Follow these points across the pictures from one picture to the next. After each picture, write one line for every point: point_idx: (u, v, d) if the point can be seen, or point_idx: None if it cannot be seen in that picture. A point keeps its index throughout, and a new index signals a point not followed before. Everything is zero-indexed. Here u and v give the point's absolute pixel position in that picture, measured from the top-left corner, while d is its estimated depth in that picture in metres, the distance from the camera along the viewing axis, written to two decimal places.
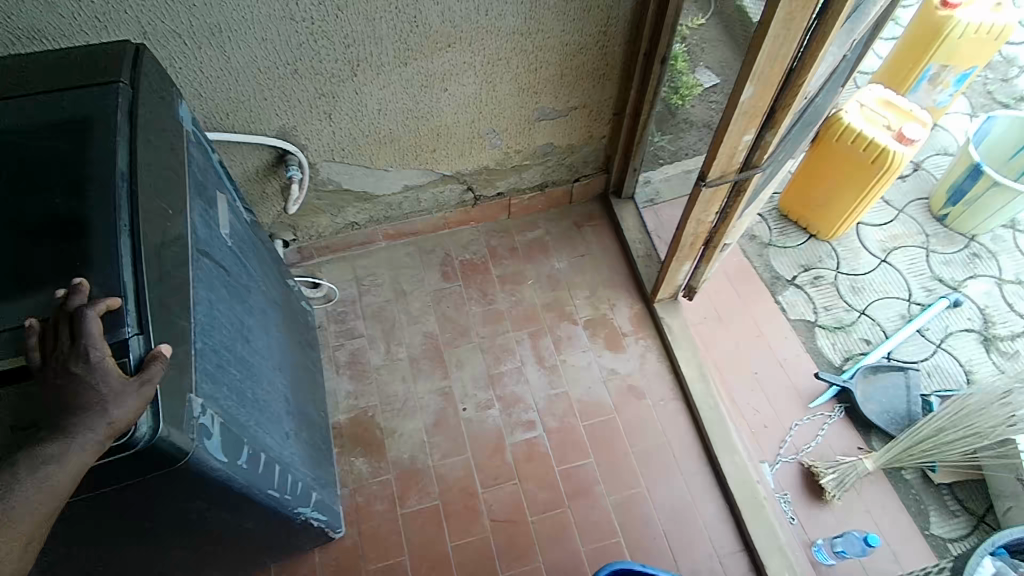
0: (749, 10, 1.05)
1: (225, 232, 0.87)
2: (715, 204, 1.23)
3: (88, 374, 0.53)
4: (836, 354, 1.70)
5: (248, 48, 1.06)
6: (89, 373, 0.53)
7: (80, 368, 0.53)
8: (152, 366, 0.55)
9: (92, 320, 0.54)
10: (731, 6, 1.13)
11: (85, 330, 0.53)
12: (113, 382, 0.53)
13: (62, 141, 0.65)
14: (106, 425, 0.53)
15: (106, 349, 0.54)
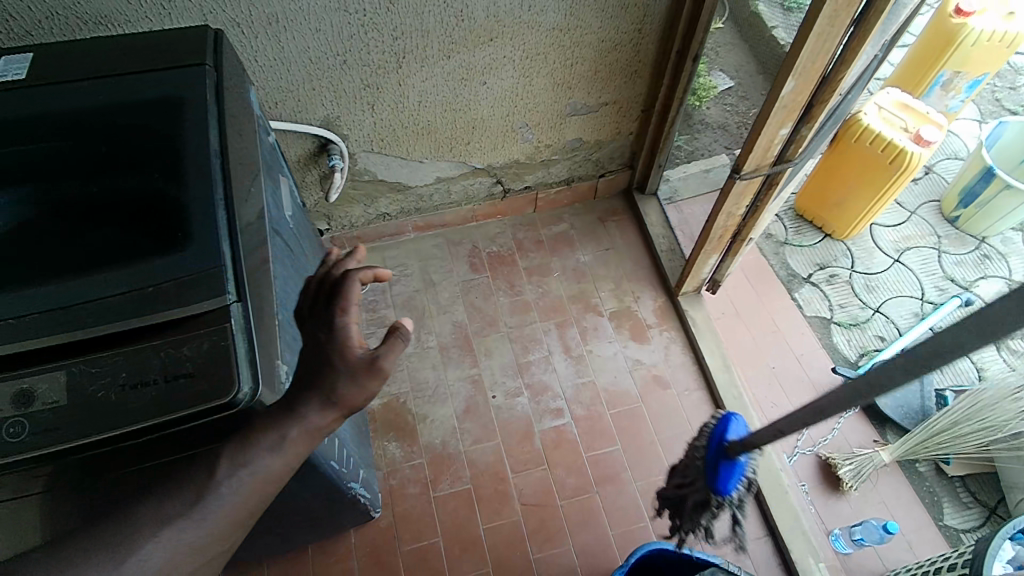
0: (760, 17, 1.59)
1: (287, 214, 0.90)
2: (746, 198, 1.27)
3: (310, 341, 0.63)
4: (852, 350, 1.73)
5: (301, 38, 1.10)
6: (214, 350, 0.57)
7: (326, 334, 0.62)
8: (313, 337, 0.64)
9: (352, 289, 0.63)
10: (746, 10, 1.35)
11: (347, 295, 0.63)
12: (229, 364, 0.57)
13: (156, 120, 0.68)
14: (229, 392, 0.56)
15: (352, 316, 0.63)
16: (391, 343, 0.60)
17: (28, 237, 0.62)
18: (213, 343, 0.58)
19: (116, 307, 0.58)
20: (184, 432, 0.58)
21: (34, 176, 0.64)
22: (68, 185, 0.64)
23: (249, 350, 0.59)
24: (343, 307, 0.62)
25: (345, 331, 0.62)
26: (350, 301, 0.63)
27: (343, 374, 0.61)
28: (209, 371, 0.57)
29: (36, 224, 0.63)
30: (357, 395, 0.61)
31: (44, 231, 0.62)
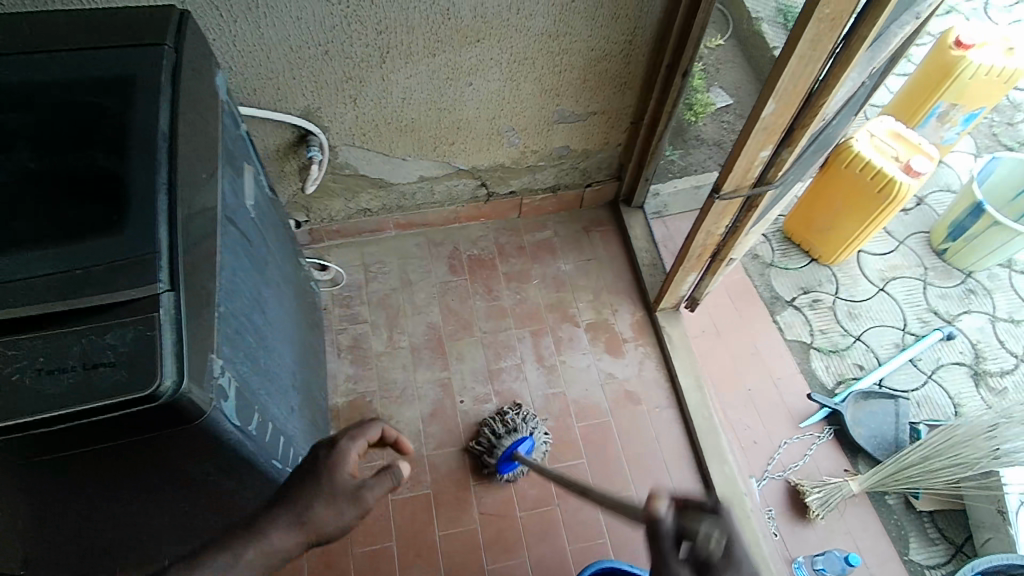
0: (766, 34, 1.16)
1: (249, 204, 0.88)
2: (725, 218, 1.25)
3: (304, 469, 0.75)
4: (829, 377, 1.72)
5: (282, 25, 1.08)
6: (131, 346, 0.56)
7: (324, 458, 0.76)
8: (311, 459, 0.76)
9: (371, 428, 0.79)
10: (750, 27, 1.23)
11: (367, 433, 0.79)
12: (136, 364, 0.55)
13: (104, 96, 0.66)
14: (147, 395, 0.55)
15: (358, 447, 0.77)
16: (382, 478, 0.75)
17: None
18: (139, 333, 0.56)
19: (41, 290, 0.56)
20: (101, 424, 0.55)
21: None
22: (7, 160, 0.62)
23: (177, 343, 0.57)
24: (358, 438, 0.78)
25: (346, 455, 0.76)
26: (365, 435, 0.78)
27: (324, 494, 0.73)
28: (132, 361, 0.55)
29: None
30: (330, 516, 0.72)
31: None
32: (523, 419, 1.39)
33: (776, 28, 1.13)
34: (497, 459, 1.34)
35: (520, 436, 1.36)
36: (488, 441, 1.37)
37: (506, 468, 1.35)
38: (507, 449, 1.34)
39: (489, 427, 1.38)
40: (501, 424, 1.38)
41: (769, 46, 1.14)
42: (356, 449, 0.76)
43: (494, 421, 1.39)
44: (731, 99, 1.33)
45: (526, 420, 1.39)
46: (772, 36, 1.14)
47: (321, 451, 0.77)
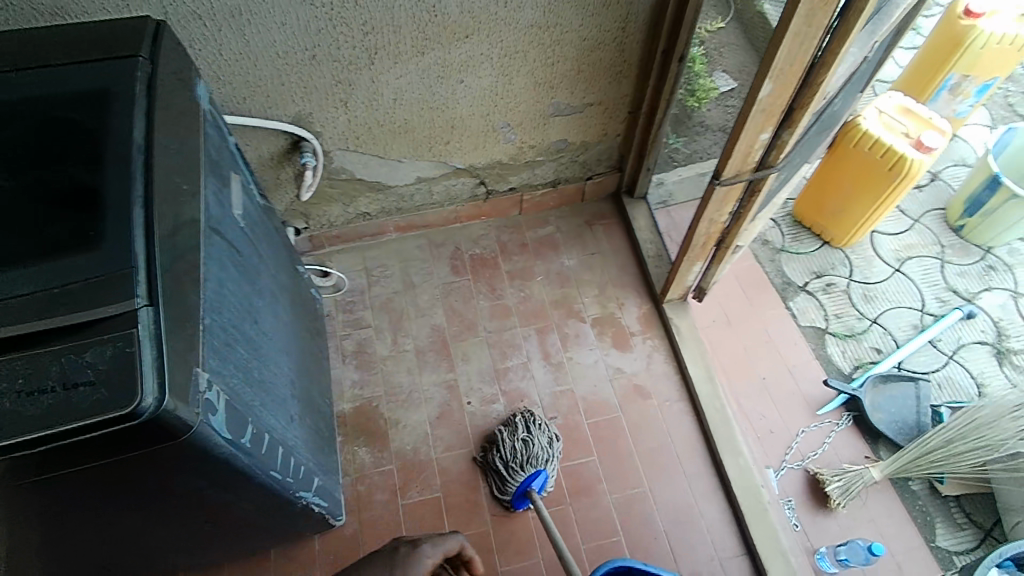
0: (768, 16, 1.11)
1: (237, 213, 0.87)
2: (728, 205, 1.22)
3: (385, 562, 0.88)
4: (846, 362, 1.67)
5: (267, 32, 1.07)
6: (109, 363, 0.55)
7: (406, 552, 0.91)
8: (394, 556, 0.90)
9: (454, 541, 0.97)
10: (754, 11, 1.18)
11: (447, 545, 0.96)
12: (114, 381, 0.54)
13: (80, 112, 0.66)
14: (127, 413, 0.54)
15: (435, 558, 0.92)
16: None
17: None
18: (118, 350, 0.55)
19: (19, 310, 0.56)
20: (82, 444, 0.55)
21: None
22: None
23: (157, 358, 0.56)
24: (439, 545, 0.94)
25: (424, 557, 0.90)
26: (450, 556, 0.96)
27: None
28: (111, 379, 0.54)
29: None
30: None
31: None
32: (533, 448, 1.32)
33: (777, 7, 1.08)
34: (511, 495, 1.30)
35: (532, 473, 1.29)
36: (499, 475, 1.32)
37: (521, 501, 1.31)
38: (521, 488, 1.28)
39: (499, 460, 1.32)
40: (511, 456, 1.32)
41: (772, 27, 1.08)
42: (435, 555, 0.92)
43: (503, 454, 1.32)
44: (735, 82, 1.29)
45: (536, 449, 1.32)
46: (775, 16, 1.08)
47: (402, 548, 0.91)
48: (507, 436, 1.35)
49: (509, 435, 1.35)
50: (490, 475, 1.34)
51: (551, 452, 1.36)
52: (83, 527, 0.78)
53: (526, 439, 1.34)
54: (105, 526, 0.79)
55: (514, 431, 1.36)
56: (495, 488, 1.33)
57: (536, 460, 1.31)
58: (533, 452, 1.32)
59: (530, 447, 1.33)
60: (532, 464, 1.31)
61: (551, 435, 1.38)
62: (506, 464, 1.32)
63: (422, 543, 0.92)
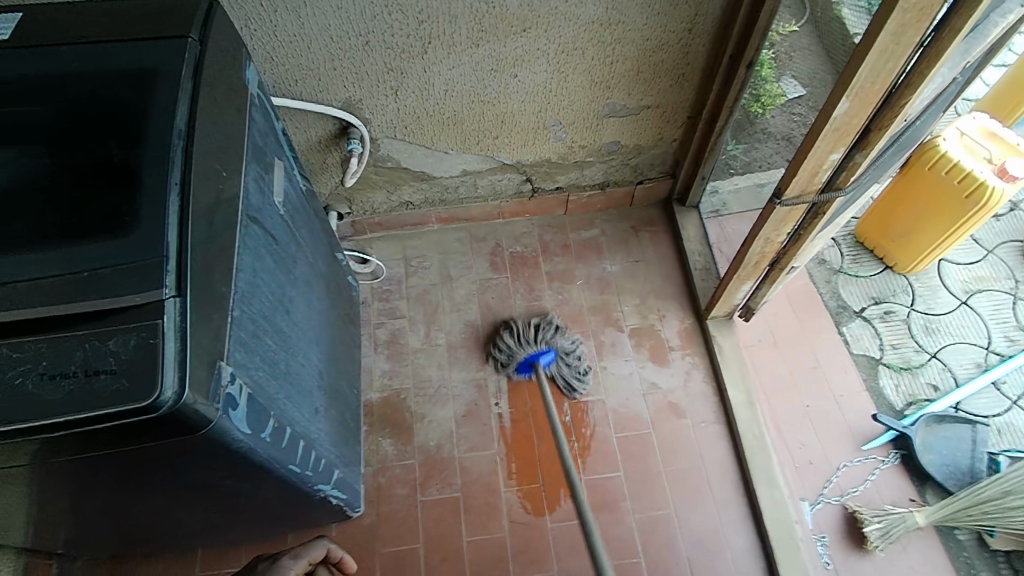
0: (848, 20, 1.00)
1: (277, 200, 0.86)
2: (786, 225, 1.15)
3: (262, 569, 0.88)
4: (899, 398, 1.56)
5: (322, 16, 1.05)
6: (133, 354, 0.54)
7: (264, 564, 0.89)
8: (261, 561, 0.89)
9: (313, 548, 0.94)
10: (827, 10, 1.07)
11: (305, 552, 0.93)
12: (134, 374, 0.54)
13: (124, 91, 0.66)
14: (144, 407, 0.53)
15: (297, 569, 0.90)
16: None
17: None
18: (141, 341, 0.55)
19: (49, 292, 0.56)
20: (101, 433, 0.55)
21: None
22: (26, 161, 0.64)
23: (179, 352, 0.56)
24: (297, 554, 0.92)
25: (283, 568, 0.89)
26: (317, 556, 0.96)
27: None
28: (132, 370, 0.54)
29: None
30: None
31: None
32: (551, 333, 1.44)
33: (859, 14, 0.97)
34: (515, 365, 1.43)
35: (541, 349, 1.42)
36: (508, 346, 1.42)
37: (524, 372, 1.45)
38: (527, 359, 1.42)
39: (512, 334, 1.43)
40: (524, 331, 1.43)
41: (851, 33, 0.99)
42: (297, 566, 0.90)
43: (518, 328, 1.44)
44: (804, 89, 1.18)
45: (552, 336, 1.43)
46: (855, 22, 0.98)
47: (262, 563, 0.89)
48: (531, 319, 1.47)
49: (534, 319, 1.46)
50: (496, 348, 1.45)
51: (571, 349, 1.44)
52: (106, 503, 0.79)
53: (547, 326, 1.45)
54: (127, 502, 0.80)
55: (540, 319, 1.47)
56: (499, 359, 1.44)
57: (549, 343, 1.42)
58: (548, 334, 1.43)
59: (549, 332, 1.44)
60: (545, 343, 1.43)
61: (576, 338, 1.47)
62: (518, 336, 1.43)
63: (284, 556, 0.90)
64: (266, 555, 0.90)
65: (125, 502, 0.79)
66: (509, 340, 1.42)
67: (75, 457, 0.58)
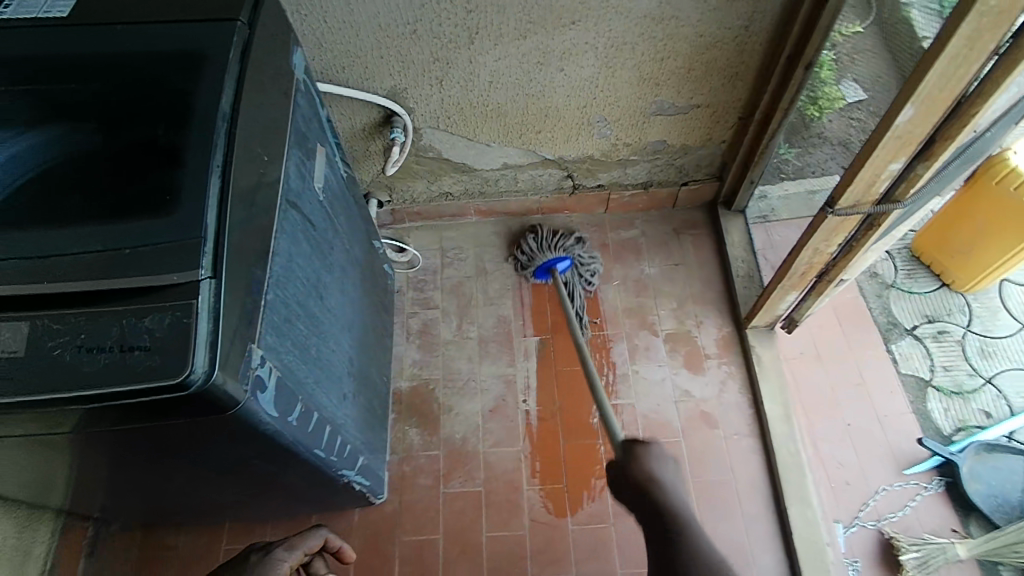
0: (917, 22, 0.94)
1: (318, 186, 0.86)
2: (837, 235, 1.10)
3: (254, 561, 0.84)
4: (947, 423, 1.48)
5: (372, 3, 1.05)
6: (167, 332, 0.55)
7: (256, 556, 0.84)
8: (253, 552, 0.85)
9: (309, 539, 0.90)
10: (895, 2, 1.01)
11: (299, 543, 0.89)
12: (167, 353, 0.54)
13: (173, 72, 0.67)
14: (174, 385, 0.54)
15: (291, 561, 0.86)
16: None
17: (30, 183, 0.65)
18: (175, 320, 0.55)
19: (91, 267, 0.57)
20: (133, 408, 0.56)
21: (47, 115, 0.67)
22: (77, 137, 0.67)
23: (212, 333, 0.56)
24: (290, 545, 0.88)
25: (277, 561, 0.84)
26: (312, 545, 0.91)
27: None
28: (165, 348, 0.55)
29: (46, 169, 0.67)
30: None
31: (48, 175, 0.66)
32: (571, 242, 1.51)
33: (929, 17, 0.92)
34: (534, 268, 1.50)
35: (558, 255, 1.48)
36: (530, 248, 1.50)
37: (541, 278, 1.52)
38: (544, 264, 1.48)
39: (535, 237, 1.52)
40: (544, 238, 1.51)
41: (918, 36, 0.94)
42: (292, 558, 0.86)
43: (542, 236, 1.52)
44: (866, 93, 1.12)
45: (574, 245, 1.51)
46: (923, 24, 0.93)
47: (255, 555, 0.84)
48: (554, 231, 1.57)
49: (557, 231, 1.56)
50: (518, 251, 1.54)
51: (587, 261, 1.51)
52: (139, 473, 0.82)
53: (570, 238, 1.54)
54: (159, 474, 0.82)
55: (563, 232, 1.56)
56: (520, 261, 1.53)
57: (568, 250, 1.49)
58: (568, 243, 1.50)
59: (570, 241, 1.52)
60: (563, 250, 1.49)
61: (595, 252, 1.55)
62: (539, 240, 1.51)
63: (277, 548, 0.86)
64: (258, 547, 0.86)
65: (156, 474, 0.82)
66: (531, 243, 1.50)
67: (110, 429, 0.59)
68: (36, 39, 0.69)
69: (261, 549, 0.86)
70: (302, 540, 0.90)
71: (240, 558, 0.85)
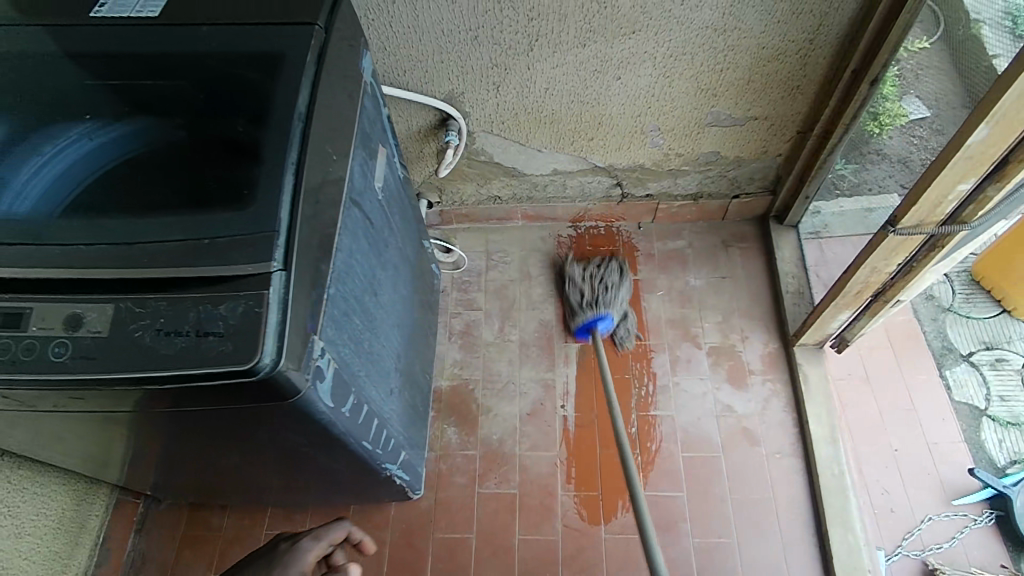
0: (987, 40, 0.92)
1: (378, 185, 0.89)
2: (898, 255, 1.06)
3: (284, 548, 0.88)
4: (1001, 454, 1.41)
5: (437, 9, 1.08)
6: (240, 320, 0.58)
7: (285, 544, 0.89)
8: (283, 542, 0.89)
9: (334, 529, 0.92)
10: (959, 31, 0.99)
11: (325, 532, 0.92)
12: (238, 340, 0.57)
13: (253, 72, 0.71)
14: (244, 371, 0.57)
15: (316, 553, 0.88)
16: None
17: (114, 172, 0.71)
18: (248, 308, 0.58)
19: (172, 254, 0.61)
20: (203, 390, 0.59)
21: (136, 110, 0.74)
22: (162, 130, 0.74)
23: (280, 324, 0.59)
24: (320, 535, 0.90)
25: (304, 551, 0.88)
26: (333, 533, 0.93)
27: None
28: (238, 336, 0.57)
29: (128, 159, 0.73)
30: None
31: (130, 164, 0.72)
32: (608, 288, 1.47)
33: (1001, 34, 0.90)
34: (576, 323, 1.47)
35: (600, 313, 1.42)
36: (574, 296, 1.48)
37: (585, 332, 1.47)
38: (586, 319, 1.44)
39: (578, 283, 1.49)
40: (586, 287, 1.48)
41: (987, 54, 0.92)
42: (317, 548, 0.89)
43: (579, 291, 1.48)
44: (929, 110, 1.09)
45: (610, 292, 1.46)
46: (994, 42, 0.91)
47: (283, 544, 0.89)
48: (580, 273, 1.50)
49: (584, 275, 1.50)
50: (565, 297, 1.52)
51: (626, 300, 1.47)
52: (196, 453, 0.85)
53: (600, 279, 1.49)
54: (215, 456, 0.86)
55: (588, 272, 1.50)
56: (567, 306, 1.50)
57: (607, 304, 1.44)
58: (604, 296, 1.45)
59: (605, 291, 1.46)
60: (602, 306, 1.44)
61: (624, 267, 1.52)
62: (581, 287, 1.49)
63: (303, 538, 0.89)
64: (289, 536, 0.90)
65: (212, 455, 0.86)
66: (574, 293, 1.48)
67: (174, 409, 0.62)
68: (128, 37, 0.74)
69: (291, 537, 0.90)
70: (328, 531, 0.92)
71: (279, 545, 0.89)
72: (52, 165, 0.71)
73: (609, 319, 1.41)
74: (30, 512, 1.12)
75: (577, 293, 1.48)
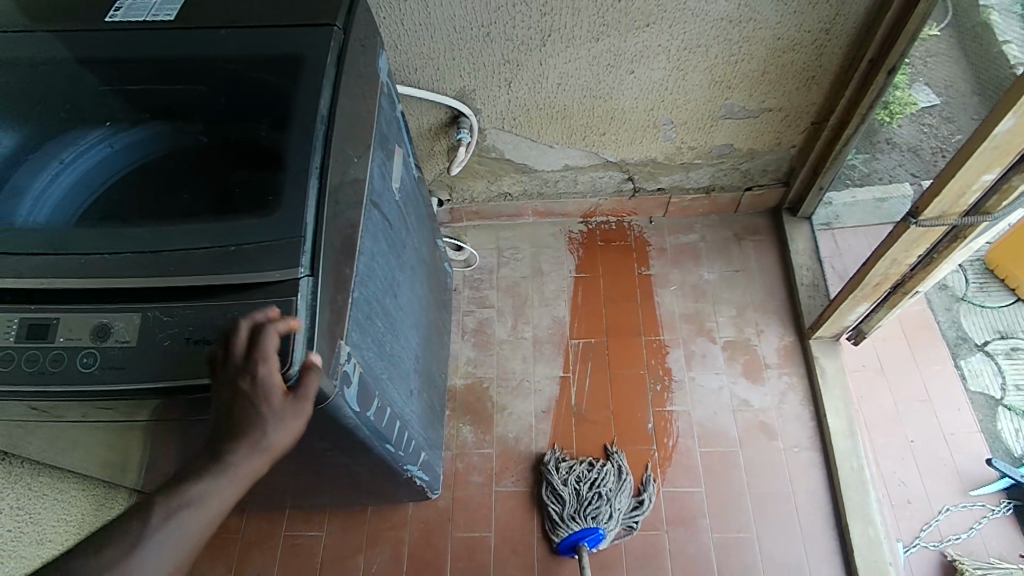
0: (998, 24, 0.93)
1: (395, 186, 0.88)
2: (919, 246, 1.05)
3: (252, 391, 0.56)
4: (1018, 444, 1.40)
5: (449, 6, 1.07)
6: (269, 327, 0.59)
7: (246, 384, 0.56)
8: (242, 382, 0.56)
9: (269, 337, 0.56)
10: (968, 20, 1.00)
11: (256, 347, 0.56)
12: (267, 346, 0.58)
13: (273, 75, 0.70)
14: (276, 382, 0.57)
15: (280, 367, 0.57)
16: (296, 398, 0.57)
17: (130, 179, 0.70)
18: (277, 315, 0.59)
19: (198, 262, 0.61)
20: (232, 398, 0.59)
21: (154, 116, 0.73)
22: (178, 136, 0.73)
23: (309, 329, 0.59)
24: (256, 359, 0.56)
25: (267, 380, 0.57)
26: (265, 348, 0.56)
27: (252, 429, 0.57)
28: None
29: (143, 165, 0.72)
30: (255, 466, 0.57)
31: (148, 170, 0.72)
32: (600, 497, 1.26)
33: (1010, 18, 0.91)
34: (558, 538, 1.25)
35: (590, 528, 1.23)
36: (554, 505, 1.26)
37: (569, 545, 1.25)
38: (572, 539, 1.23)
39: (558, 492, 1.27)
40: (571, 496, 1.26)
41: (999, 40, 0.93)
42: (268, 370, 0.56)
43: (561, 503, 1.26)
44: (940, 98, 1.10)
45: (603, 503, 1.25)
46: (1005, 28, 0.92)
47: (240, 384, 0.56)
48: (562, 478, 1.28)
49: (568, 479, 1.28)
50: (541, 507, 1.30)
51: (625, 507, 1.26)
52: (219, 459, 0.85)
53: (589, 484, 1.27)
54: None
55: (574, 474, 1.29)
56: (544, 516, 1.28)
57: (597, 518, 1.24)
58: (596, 508, 1.25)
59: (597, 501, 1.25)
60: (592, 516, 1.24)
61: (622, 467, 1.31)
62: (564, 497, 1.26)
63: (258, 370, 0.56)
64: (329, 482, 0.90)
65: None
66: (555, 504, 1.26)
67: (189, 419, 0.62)
68: (144, 42, 0.73)
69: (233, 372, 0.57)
70: (250, 339, 0.57)
71: (225, 408, 0.57)
72: (70, 172, 0.70)
73: (600, 535, 1.22)
74: (51, 519, 1.15)
75: (558, 502, 1.27)
